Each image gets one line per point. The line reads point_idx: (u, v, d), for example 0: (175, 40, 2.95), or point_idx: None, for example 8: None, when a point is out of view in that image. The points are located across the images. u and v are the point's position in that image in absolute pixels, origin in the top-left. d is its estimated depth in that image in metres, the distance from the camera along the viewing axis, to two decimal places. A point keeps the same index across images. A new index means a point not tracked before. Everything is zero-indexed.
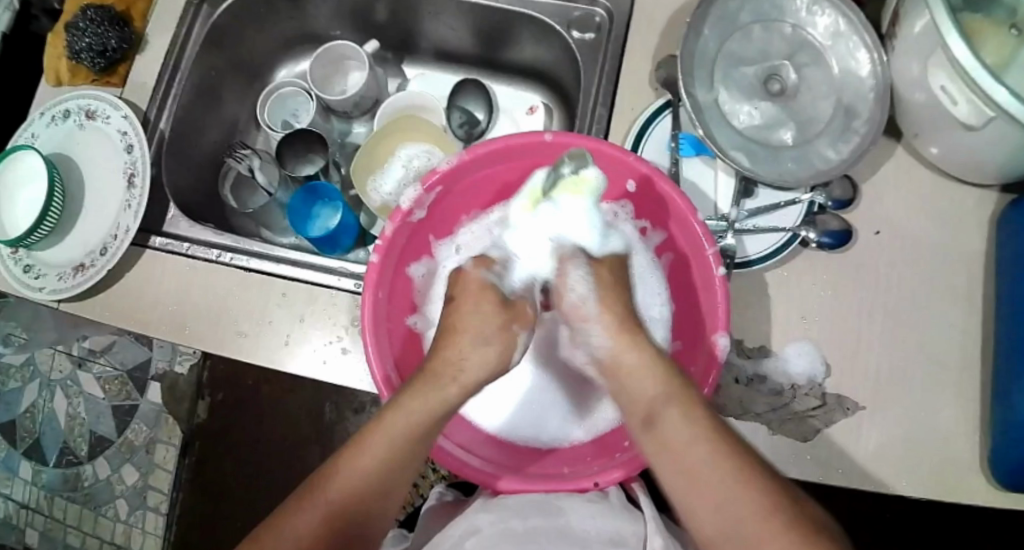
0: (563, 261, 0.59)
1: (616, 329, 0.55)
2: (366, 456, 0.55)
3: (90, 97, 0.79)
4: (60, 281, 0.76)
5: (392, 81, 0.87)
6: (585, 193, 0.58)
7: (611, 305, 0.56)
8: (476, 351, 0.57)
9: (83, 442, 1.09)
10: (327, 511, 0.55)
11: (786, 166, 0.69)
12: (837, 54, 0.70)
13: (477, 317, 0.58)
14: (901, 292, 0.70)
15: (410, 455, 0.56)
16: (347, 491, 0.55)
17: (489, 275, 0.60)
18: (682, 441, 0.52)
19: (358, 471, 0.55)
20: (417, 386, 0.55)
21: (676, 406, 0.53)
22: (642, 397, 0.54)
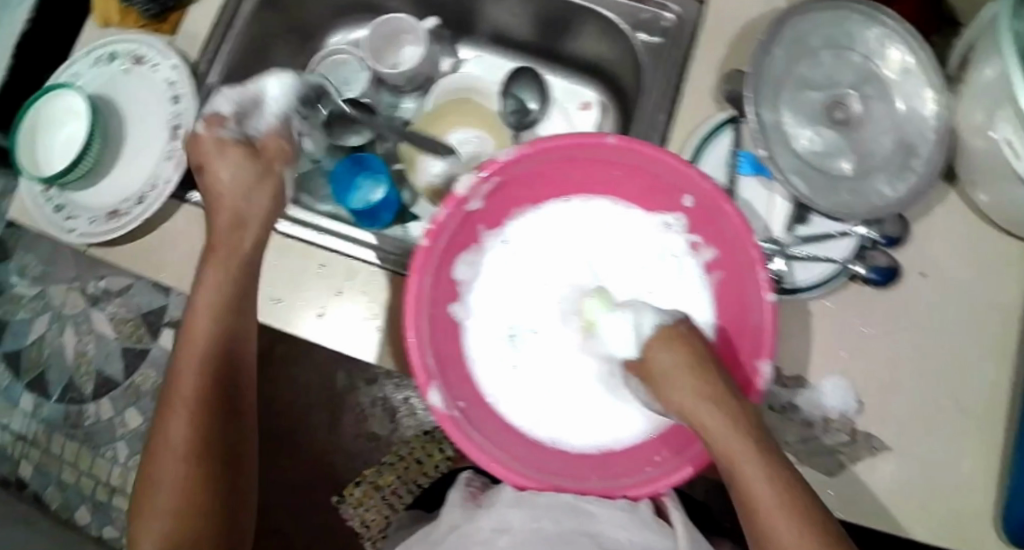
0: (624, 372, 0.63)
1: (676, 380, 0.58)
2: (186, 360, 0.64)
3: (138, 42, 0.77)
4: (91, 226, 0.76)
5: (445, 60, 0.85)
6: (601, 307, 0.66)
7: (675, 382, 0.58)
8: (250, 195, 0.69)
9: (89, 380, 1.09)
10: (189, 412, 0.63)
11: (841, 198, 0.68)
12: (903, 92, 0.69)
13: (239, 170, 0.69)
14: (937, 336, 0.70)
15: (230, 340, 0.66)
16: (185, 400, 0.63)
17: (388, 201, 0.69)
18: (746, 464, 0.54)
19: (184, 374, 0.64)
20: (214, 257, 0.66)
21: (745, 461, 0.55)
22: (721, 446, 0.55)
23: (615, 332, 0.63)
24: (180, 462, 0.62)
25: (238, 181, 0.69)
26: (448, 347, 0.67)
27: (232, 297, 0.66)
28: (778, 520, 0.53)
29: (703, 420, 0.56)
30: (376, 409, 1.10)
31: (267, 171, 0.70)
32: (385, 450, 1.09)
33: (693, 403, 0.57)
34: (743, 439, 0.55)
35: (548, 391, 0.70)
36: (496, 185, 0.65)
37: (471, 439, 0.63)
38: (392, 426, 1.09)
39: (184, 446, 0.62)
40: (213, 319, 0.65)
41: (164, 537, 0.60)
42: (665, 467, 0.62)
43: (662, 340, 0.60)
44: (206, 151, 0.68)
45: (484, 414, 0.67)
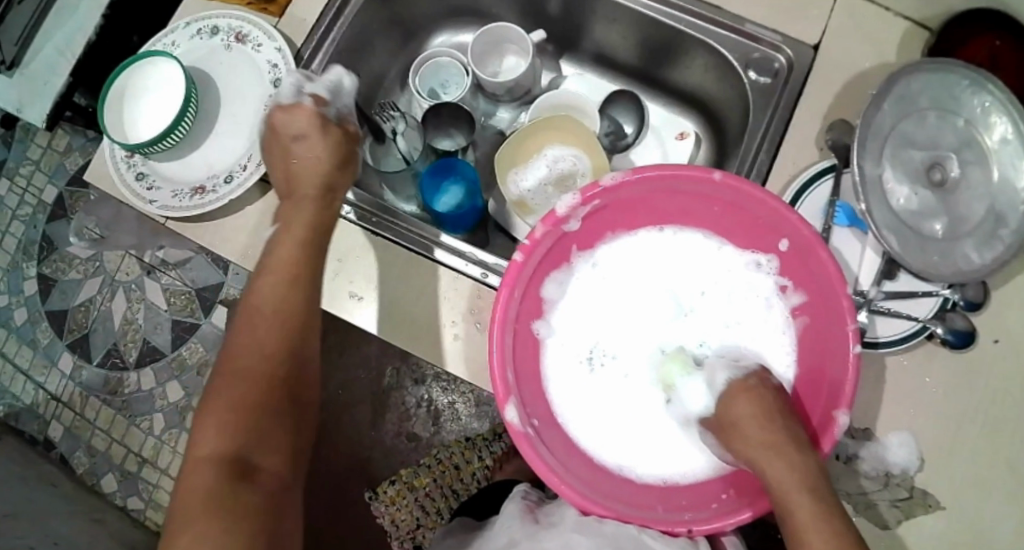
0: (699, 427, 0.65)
1: (750, 430, 0.58)
2: (266, 283, 0.63)
3: (242, 19, 0.78)
4: (175, 198, 0.76)
5: (547, 74, 0.86)
6: (680, 365, 0.67)
7: (743, 429, 0.58)
8: (324, 154, 0.70)
9: (133, 348, 1.09)
10: (271, 317, 0.61)
11: (931, 258, 0.69)
12: (1000, 161, 0.69)
13: (318, 143, 0.70)
14: (1007, 406, 0.70)
15: (308, 270, 0.64)
16: (264, 326, 0.61)
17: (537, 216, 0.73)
18: (810, 521, 0.53)
19: (268, 296, 0.62)
20: (294, 200, 0.68)
21: (801, 508, 0.54)
22: (776, 493, 0.55)
23: (689, 390, 0.65)
24: (243, 396, 0.57)
25: (313, 158, 0.70)
26: (527, 361, 0.67)
27: (307, 236, 0.66)
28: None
29: (757, 460, 0.57)
30: (420, 411, 1.15)
31: (335, 143, 0.71)
32: (423, 451, 1.14)
33: (757, 449, 0.57)
34: (797, 485, 0.54)
35: (621, 416, 0.69)
36: (594, 207, 0.66)
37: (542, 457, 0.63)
38: (434, 429, 1.14)
39: (268, 345, 0.60)
40: (297, 247, 0.65)
41: (223, 445, 0.54)
42: (727, 507, 0.62)
43: (743, 392, 0.60)
44: (286, 128, 0.70)
45: (556, 431, 0.67)
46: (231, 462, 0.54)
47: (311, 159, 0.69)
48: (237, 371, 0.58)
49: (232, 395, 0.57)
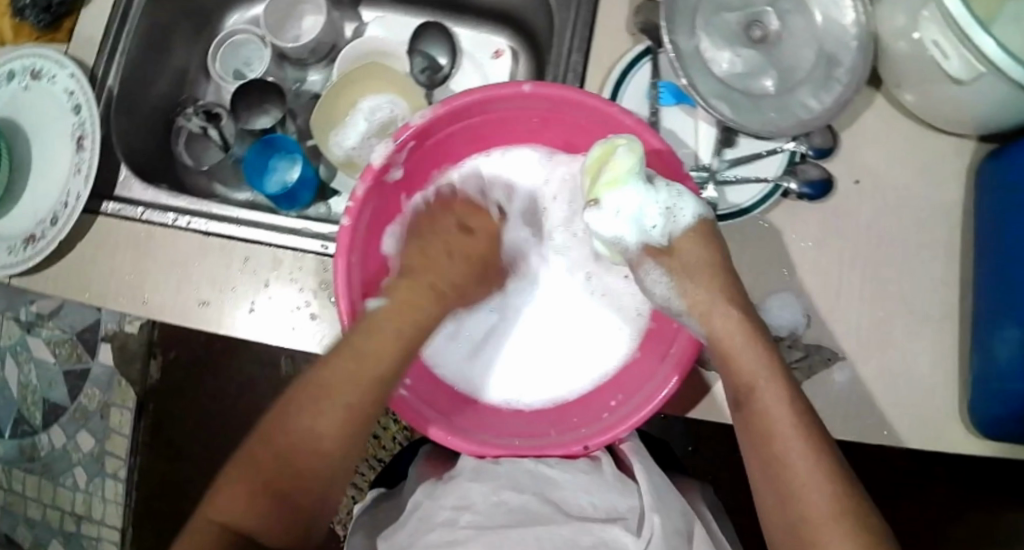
0: (642, 257, 0.63)
1: (702, 314, 0.61)
2: (357, 353, 0.59)
3: (34, 55, 0.73)
4: (10, 255, 0.71)
5: (348, 25, 0.83)
6: (619, 185, 0.59)
7: (693, 295, 0.61)
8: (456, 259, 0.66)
9: (37, 410, 1.09)
10: (345, 410, 0.59)
11: (767, 116, 0.66)
12: (822, 4, 0.67)
13: (450, 259, 0.65)
14: (882, 243, 0.69)
15: (409, 352, 0.61)
16: (337, 404, 0.59)
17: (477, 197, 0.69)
18: (774, 405, 0.57)
19: (346, 373, 0.59)
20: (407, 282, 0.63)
21: (766, 389, 0.58)
22: (738, 374, 0.59)
23: (640, 198, 0.60)
24: (262, 458, 0.58)
25: (462, 268, 0.66)
26: None
27: (424, 324, 0.62)
28: (794, 449, 0.56)
29: (717, 330, 0.60)
30: None
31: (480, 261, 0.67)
32: None
33: (710, 305, 0.61)
34: (772, 372, 0.58)
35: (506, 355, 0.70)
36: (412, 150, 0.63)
37: (430, 418, 0.61)
38: None
39: (336, 444, 0.59)
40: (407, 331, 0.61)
41: (234, 518, 0.57)
42: (619, 413, 0.61)
43: (689, 239, 0.62)
44: (437, 219, 0.67)
45: (436, 388, 0.66)
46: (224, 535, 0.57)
47: (460, 273, 0.65)
48: (266, 455, 0.58)
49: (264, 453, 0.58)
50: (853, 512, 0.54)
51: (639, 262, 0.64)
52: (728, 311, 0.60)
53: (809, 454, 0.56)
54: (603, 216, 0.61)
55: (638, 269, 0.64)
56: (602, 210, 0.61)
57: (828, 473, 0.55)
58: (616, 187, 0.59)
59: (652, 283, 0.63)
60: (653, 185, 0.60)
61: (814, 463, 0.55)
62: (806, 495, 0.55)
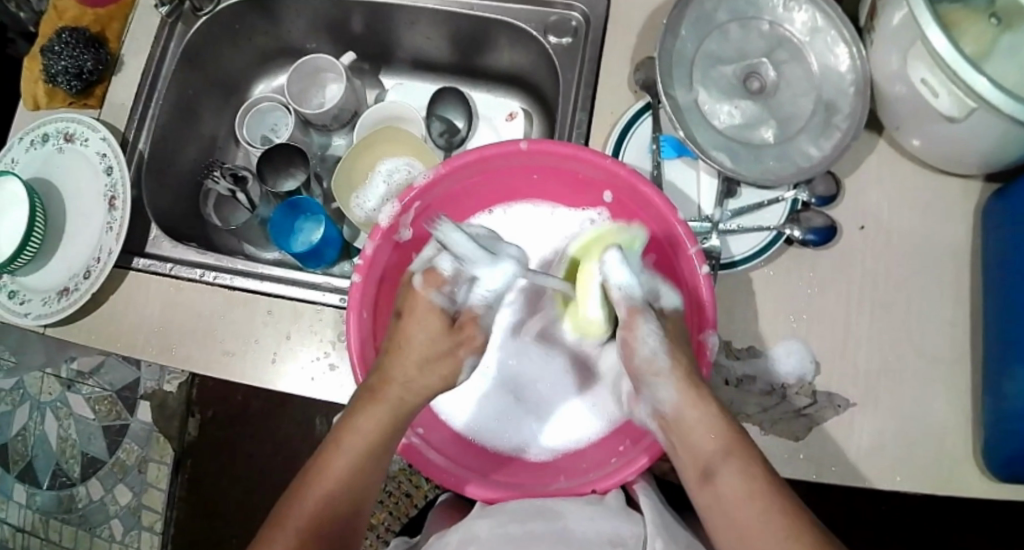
0: (632, 314, 0.60)
1: (684, 384, 0.57)
2: (331, 468, 0.58)
3: (68, 120, 0.79)
4: (45, 306, 0.75)
5: (371, 91, 0.89)
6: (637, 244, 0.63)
7: (679, 356, 0.58)
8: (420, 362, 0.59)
9: (76, 463, 1.13)
10: (360, 454, 0.58)
11: (768, 164, 0.68)
12: (815, 49, 0.70)
13: (421, 335, 0.59)
14: (890, 285, 0.69)
15: (384, 449, 0.59)
16: (337, 487, 0.58)
17: (440, 299, 0.59)
18: (732, 481, 0.55)
19: (331, 478, 0.58)
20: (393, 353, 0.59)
21: (733, 463, 0.55)
22: (701, 450, 0.57)
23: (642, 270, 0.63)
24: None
25: (422, 380, 0.59)
26: None
27: (395, 426, 0.59)
28: (757, 514, 0.53)
29: (687, 402, 0.57)
30: None
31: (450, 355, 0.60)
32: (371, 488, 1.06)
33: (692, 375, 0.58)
34: (735, 443, 0.56)
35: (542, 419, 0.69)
36: (418, 209, 0.66)
37: (465, 476, 0.62)
38: None
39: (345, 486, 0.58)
40: (380, 428, 0.58)
41: None
42: (626, 457, 0.62)
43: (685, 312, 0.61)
44: (404, 330, 0.59)
45: (467, 450, 0.67)
46: None
47: (429, 383, 0.59)
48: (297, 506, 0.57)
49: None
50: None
51: (633, 317, 0.60)
52: (699, 387, 0.57)
53: (790, 520, 0.53)
54: (622, 264, 0.60)
55: (631, 331, 0.59)
56: (623, 259, 0.60)
57: (810, 536, 0.52)
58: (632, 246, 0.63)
59: (644, 339, 0.59)
60: (657, 258, 0.62)
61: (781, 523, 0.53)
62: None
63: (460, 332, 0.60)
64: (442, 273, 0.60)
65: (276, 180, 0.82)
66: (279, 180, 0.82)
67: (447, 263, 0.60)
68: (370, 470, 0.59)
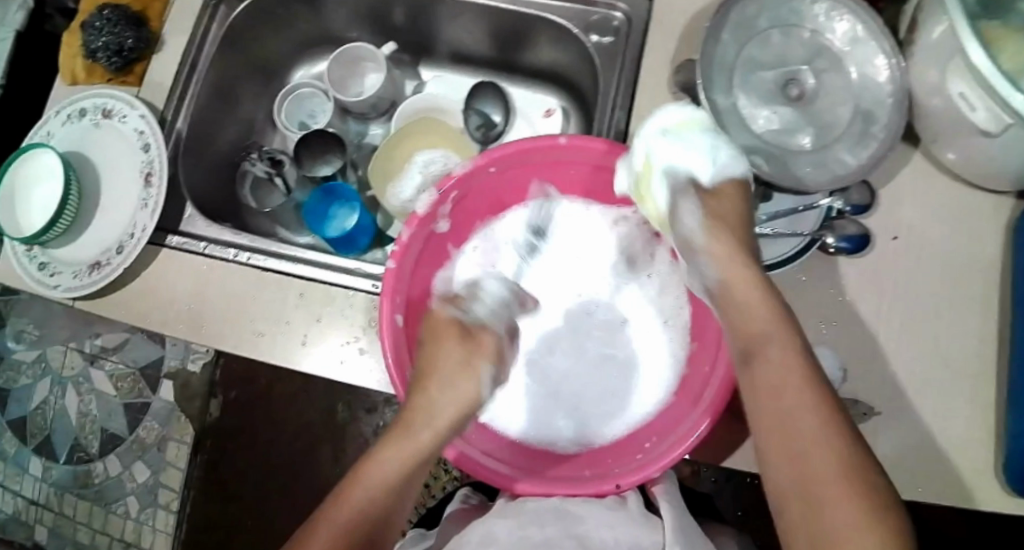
0: (676, 195, 0.61)
1: (722, 257, 0.57)
2: (367, 480, 0.57)
3: (107, 96, 0.79)
4: (75, 279, 0.76)
5: (409, 82, 0.90)
6: (690, 125, 0.62)
7: (720, 237, 0.58)
8: (445, 391, 0.60)
9: (95, 439, 1.14)
10: (403, 466, 0.58)
11: (804, 170, 0.69)
12: (855, 60, 0.70)
13: (447, 355, 0.61)
14: (919, 297, 0.70)
15: (417, 467, 0.59)
16: (375, 496, 0.57)
17: (455, 312, 0.64)
18: (774, 380, 0.52)
19: (372, 486, 0.57)
20: (425, 374, 0.60)
21: (776, 346, 0.53)
22: (745, 329, 0.55)
23: (691, 146, 0.61)
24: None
25: (450, 400, 0.60)
26: None
27: (429, 448, 0.59)
28: (793, 395, 0.51)
29: (728, 275, 0.57)
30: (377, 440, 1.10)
31: (475, 370, 0.61)
32: None
33: (731, 253, 0.57)
34: (779, 329, 0.54)
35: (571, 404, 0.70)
36: (455, 200, 0.67)
37: (512, 474, 0.61)
38: None
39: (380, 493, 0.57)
40: (420, 441, 0.59)
41: None
42: (652, 454, 0.61)
43: (730, 192, 0.60)
44: (427, 355, 0.61)
45: (500, 447, 0.66)
46: None
47: (460, 400, 0.60)
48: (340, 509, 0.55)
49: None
50: (867, 480, 0.48)
51: (679, 198, 0.60)
52: (744, 264, 0.57)
53: (826, 418, 0.50)
54: (673, 142, 0.61)
55: (679, 206, 0.60)
56: (671, 137, 0.61)
57: (839, 432, 0.50)
58: (686, 126, 0.61)
59: (685, 217, 0.60)
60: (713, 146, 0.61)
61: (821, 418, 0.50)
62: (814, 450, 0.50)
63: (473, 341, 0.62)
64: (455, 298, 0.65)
65: (314, 164, 0.83)
66: (313, 165, 0.83)
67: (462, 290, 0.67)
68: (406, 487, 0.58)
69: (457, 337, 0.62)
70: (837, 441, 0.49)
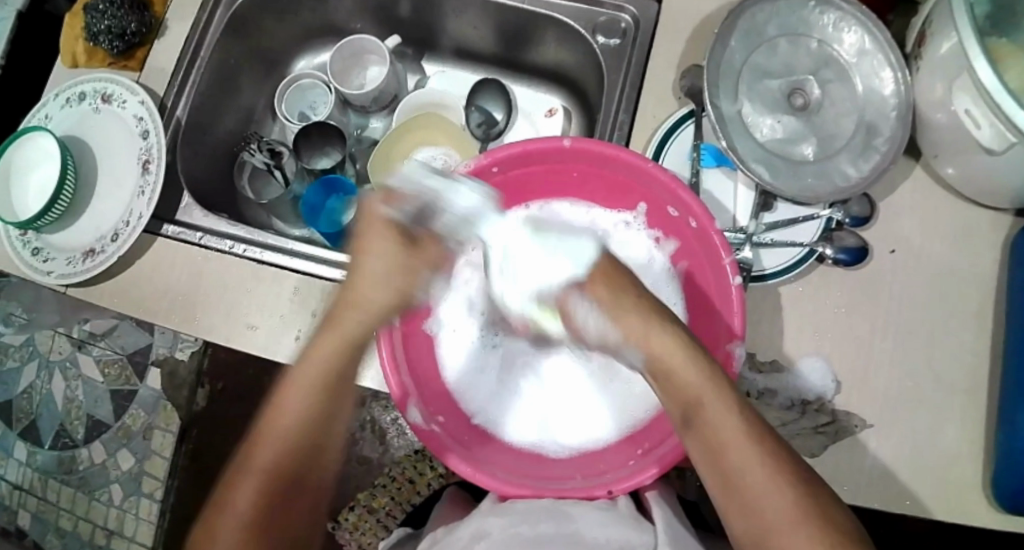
0: (563, 302, 0.57)
1: (636, 327, 0.54)
2: (286, 414, 0.57)
3: (106, 80, 0.78)
4: (68, 265, 0.75)
5: (411, 77, 0.90)
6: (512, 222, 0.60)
7: (624, 316, 0.55)
8: (381, 291, 0.56)
9: (80, 425, 1.13)
10: (318, 389, 0.57)
11: (806, 181, 0.69)
12: (861, 73, 0.70)
13: (386, 263, 0.56)
14: (914, 310, 0.70)
15: (335, 390, 0.58)
16: (298, 427, 0.57)
17: (393, 213, 0.55)
18: (726, 436, 0.52)
19: (295, 418, 0.57)
20: (354, 279, 0.57)
21: (713, 401, 0.53)
22: (683, 391, 0.54)
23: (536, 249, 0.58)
24: (242, 524, 0.55)
25: (382, 301, 0.56)
26: (423, 361, 0.67)
27: (351, 352, 0.57)
28: (740, 450, 0.52)
29: (658, 352, 0.54)
30: (365, 433, 1.08)
31: (416, 274, 0.57)
32: (376, 473, 1.07)
33: (645, 331, 0.54)
34: (710, 382, 0.53)
35: (535, 404, 0.68)
36: None
37: (450, 448, 0.62)
38: (382, 447, 1.08)
39: (300, 427, 0.57)
40: (336, 364, 0.57)
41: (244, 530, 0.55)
42: (647, 459, 0.61)
43: (601, 274, 0.56)
44: (363, 246, 0.56)
45: (467, 428, 0.66)
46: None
47: (385, 304, 0.57)
48: (272, 445, 0.56)
49: (230, 528, 0.55)
50: (825, 519, 0.50)
51: (567, 302, 0.57)
52: (662, 327, 0.54)
53: (773, 466, 0.51)
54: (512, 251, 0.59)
55: (568, 309, 0.57)
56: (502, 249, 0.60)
57: (789, 476, 0.51)
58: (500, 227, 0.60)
59: (583, 319, 0.57)
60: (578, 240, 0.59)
61: (768, 470, 0.51)
62: (769, 498, 0.51)
63: (420, 249, 0.57)
64: (397, 192, 0.55)
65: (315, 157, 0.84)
66: (314, 159, 0.83)
67: (411, 182, 0.55)
68: (323, 410, 0.58)
69: (404, 236, 0.56)
70: (788, 487, 0.51)
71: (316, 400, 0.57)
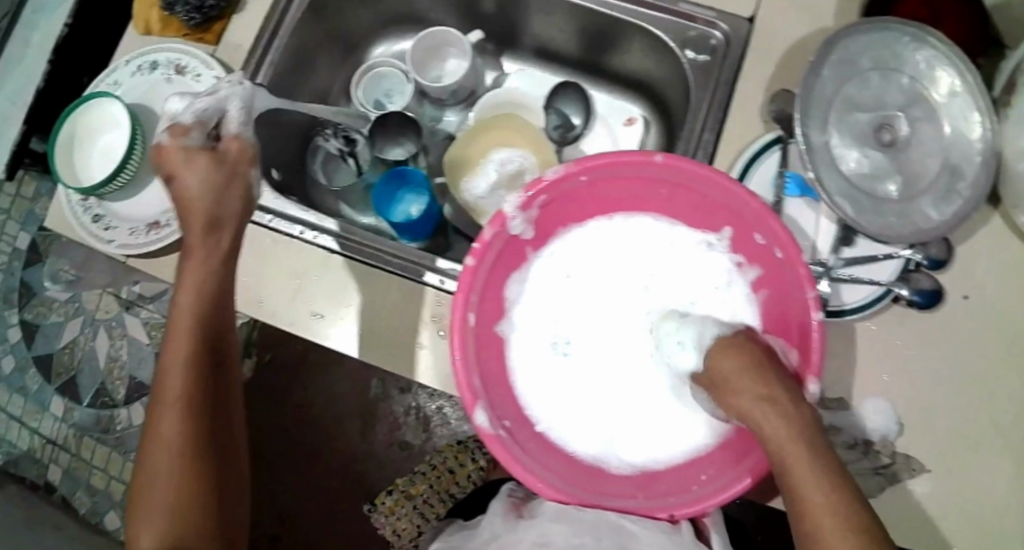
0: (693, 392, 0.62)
1: (729, 391, 0.56)
2: (178, 332, 0.58)
3: (181, 52, 0.77)
4: (132, 236, 0.74)
5: (490, 73, 0.89)
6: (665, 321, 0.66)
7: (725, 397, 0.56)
8: (228, 202, 0.61)
9: (121, 385, 1.14)
10: (205, 300, 0.59)
11: (888, 219, 0.68)
12: (950, 115, 0.69)
13: (215, 181, 0.60)
14: (980, 359, 0.70)
15: (219, 303, 0.60)
16: (193, 343, 0.58)
17: (186, 141, 0.61)
18: (807, 484, 0.50)
19: (184, 334, 0.58)
20: (186, 203, 0.61)
21: (803, 452, 0.51)
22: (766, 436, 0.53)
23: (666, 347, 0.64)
24: (176, 454, 0.55)
25: (223, 205, 0.61)
26: (493, 364, 0.67)
27: (216, 261, 0.60)
28: (820, 504, 0.49)
29: (752, 415, 0.54)
30: (410, 419, 1.17)
31: (231, 174, 0.62)
32: (417, 459, 1.16)
33: (733, 388, 0.55)
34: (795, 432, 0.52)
35: (604, 410, 0.69)
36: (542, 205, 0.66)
37: (517, 456, 0.62)
38: (426, 434, 1.16)
39: (196, 340, 0.58)
40: (205, 278, 0.59)
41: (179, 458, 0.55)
42: (712, 486, 0.60)
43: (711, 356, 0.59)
44: (176, 180, 0.60)
45: (531, 435, 0.66)
46: (181, 484, 0.54)
47: (231, 210, 0.61)
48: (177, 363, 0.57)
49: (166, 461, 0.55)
50: None
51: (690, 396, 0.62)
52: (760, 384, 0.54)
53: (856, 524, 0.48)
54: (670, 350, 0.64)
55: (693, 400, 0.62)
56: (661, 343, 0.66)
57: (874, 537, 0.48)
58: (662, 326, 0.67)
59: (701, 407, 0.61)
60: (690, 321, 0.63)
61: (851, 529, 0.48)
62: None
63: (223, 156, 0.62)
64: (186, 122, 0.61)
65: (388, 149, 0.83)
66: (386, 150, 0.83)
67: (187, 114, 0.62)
68: (208, 375, 0.58)
69: (207, 152, 0.61)
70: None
71: (206, 313, 0.59)
